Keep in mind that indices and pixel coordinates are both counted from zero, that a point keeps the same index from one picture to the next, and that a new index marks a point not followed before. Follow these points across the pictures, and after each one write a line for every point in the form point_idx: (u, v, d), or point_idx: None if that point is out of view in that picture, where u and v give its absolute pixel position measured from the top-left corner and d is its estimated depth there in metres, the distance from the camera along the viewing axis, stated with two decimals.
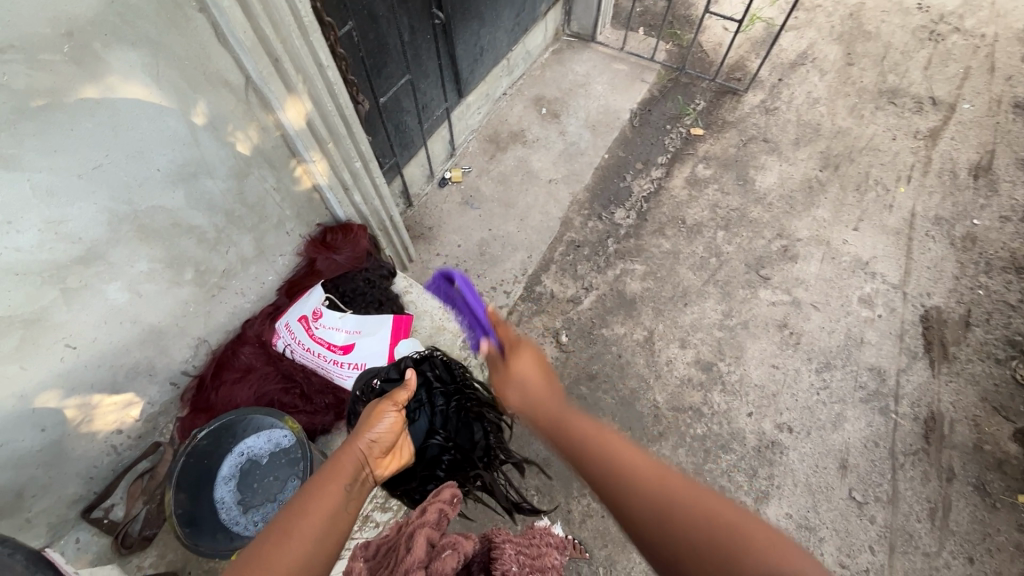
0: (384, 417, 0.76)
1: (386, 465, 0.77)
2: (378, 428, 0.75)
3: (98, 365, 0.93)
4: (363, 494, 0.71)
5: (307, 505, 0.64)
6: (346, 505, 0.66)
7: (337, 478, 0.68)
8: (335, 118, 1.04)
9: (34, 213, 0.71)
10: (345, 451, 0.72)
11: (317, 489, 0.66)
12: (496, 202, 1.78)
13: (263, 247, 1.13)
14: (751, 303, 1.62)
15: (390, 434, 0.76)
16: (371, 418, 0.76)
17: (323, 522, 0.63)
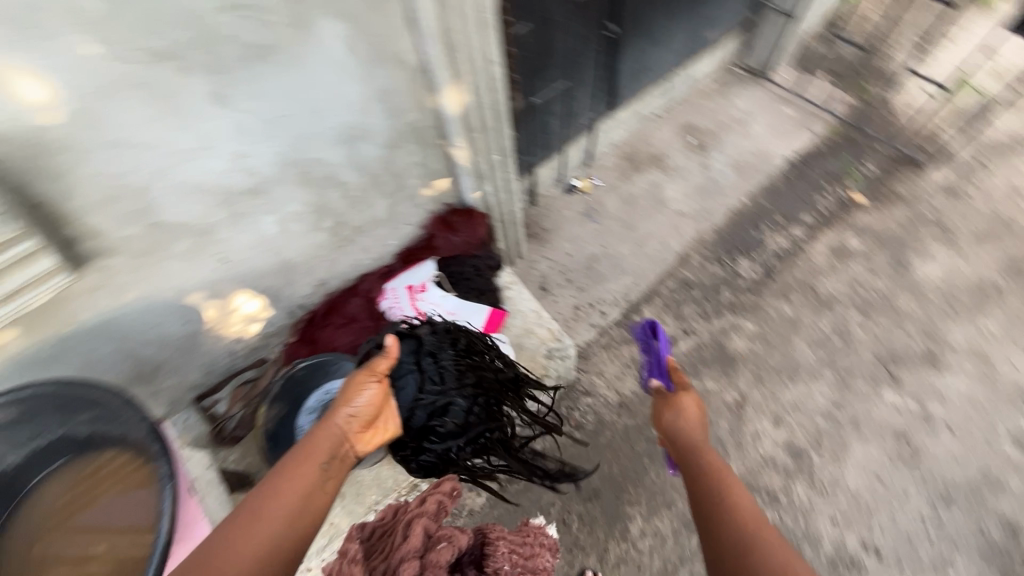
0: (364, 390, 0.83)
1: (367, 438, 0.85)
2: (356, 402, 0.82)
3: (238, 282, 1.07)
4: (341, 470, 0.79)
5: (286, 484, 0.72)
6: (315, 490, 0.73)
7: (312, 459, 0.76)
8: (488, 111, 1.09)
9: (228, 145, 0.83)
10: (319, 432, 0.79)
11: (296, 469, 0.74)
12: (617, 221, 1.75)
13: (394, 213, 1.22)
14: (870, 401, 1.45)
15: (369, 407, 0.83)
16: (349, 394, 0.83)
17: (302, 500, 0.71)
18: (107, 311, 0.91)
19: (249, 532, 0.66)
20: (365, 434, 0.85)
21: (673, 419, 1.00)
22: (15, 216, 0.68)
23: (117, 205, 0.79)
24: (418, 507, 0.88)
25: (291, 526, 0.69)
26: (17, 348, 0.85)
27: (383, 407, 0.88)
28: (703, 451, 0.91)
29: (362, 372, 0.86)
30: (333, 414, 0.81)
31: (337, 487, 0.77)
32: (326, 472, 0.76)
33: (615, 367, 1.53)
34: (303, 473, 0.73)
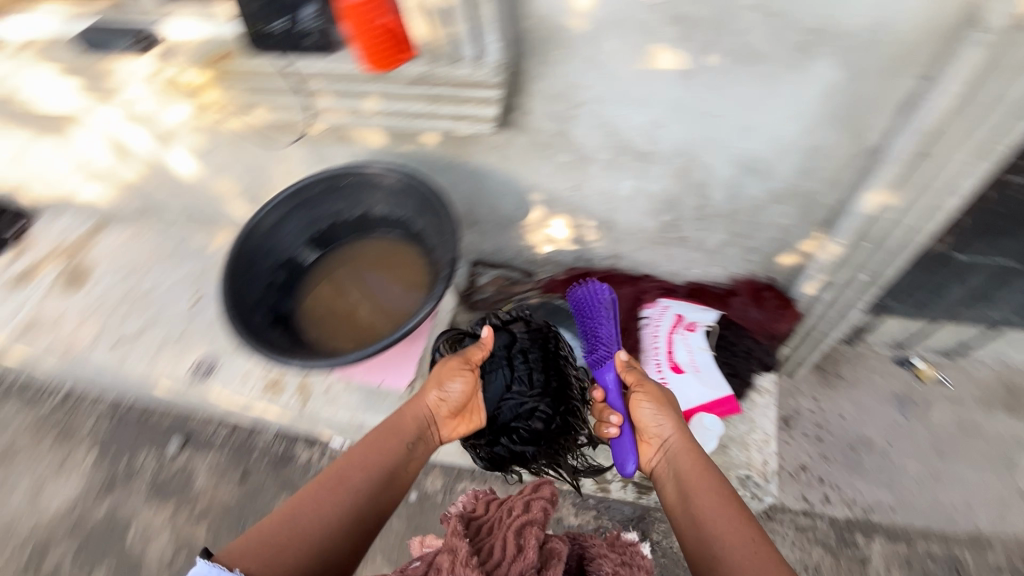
0: (456, 379, 0.90)
1: (454, 425, 0.93)
2: (448, 387, 0.90)
3: (569, 209, 1.20)
4: (428, 447, 0.89)
5: (371, 452, 0.82)
6: (394, 459, 0.83)
7: (398, 435, 0.85)
8: (902, 234, 0.92)
9: (658, 109, 0.92)
10: (410, 406, 0.90)
11: (383, 439, 0.85)
12: (930, 435, 1.37)
13: (720, 250, 1.19)
14: None
15: (461, 394, 0.90)
16: (442, 379, 0.90)
17: (384, 471, 0.81)
18: (488, 165, 1.14)
19: (337, 487, 0.77)
20: (453, 419, 0.92)
21: (648, 416, 0.87)
22: (502, 71, 0.88)
23: (556, 102, 0.95)
24: (522, 511, 0.72)
25: (374, 491, 0.79)
26: (431, 150, 1.13)
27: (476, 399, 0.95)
28: (695, 467, 0.80)
29: (458, 359, 0.93)
30: (425, 396, 0.90)
31: (420, 464, 0.87)
32: (410, 448, 0.85)
33: (791, 556, 1.26)
34: (390, 444, 0.84)
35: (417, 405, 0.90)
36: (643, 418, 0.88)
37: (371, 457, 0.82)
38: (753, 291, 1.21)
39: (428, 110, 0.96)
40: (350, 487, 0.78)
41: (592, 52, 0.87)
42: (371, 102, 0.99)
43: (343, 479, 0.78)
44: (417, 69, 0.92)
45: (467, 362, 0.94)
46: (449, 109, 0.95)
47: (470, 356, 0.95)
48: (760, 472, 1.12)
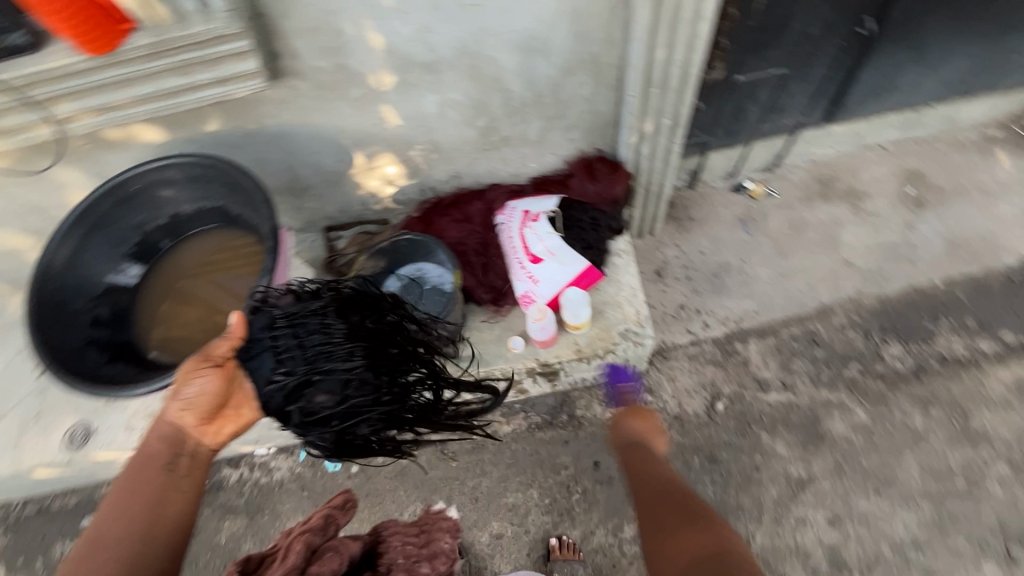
0: (195, 379, 0.79)
1: (219, 428, 0.83)
2: (188, 392, 0.80)
3: (388, 143, 1.17)
4: (197, 463, 0.80)
5: (124, 498, 0.73)
6: (152, 487, 0.75)
7: (152, 463, 0.77)
8: (675, 69, 1.00)
9: (420, 15, 0.89)
10: (153, 432, 0.81)
11: (134, 479, 0.75)
12: (771, 241, 1.57)
13: (544, 138, 1.23)
14: (962, 564, 1.21)
15: (204, 392, 0.80)
16: (182, 383, 0.80)
17: (143, 507, 0.73)
18: (285, 124, 1.07)
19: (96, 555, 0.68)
20: (213, 423, 0.82)
21: (648, 429, 1.26)
22: (238, 17, 0.80)
23: (318, 36, 0.90)
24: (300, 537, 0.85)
25: (141, 534, 0.71)
26: (217, 126, 1.05)
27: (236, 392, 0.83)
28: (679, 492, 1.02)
29: (197, 358, 0.81)
30: (166, 411, 0.81)
31: (196, 478, 0.80)
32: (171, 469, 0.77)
33: (690, 381, 1.43)
34: (142, 477, 0.75)
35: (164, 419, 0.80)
36: (648, 429, 1.26)
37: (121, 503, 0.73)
38: (585, 166, 1.27)
39: (185, 83, 0.88)
40: (106, 548, 0.68)
41: None
42: (116, 93, 0.87)
43: (98, 544, 0.69)
44: (147, 41, 0.82)
45: (210, 359, 0.82)
46: (207, 75, 0.87)
47: (213, 350, 0.83)
48: (637, 321, 1.24)
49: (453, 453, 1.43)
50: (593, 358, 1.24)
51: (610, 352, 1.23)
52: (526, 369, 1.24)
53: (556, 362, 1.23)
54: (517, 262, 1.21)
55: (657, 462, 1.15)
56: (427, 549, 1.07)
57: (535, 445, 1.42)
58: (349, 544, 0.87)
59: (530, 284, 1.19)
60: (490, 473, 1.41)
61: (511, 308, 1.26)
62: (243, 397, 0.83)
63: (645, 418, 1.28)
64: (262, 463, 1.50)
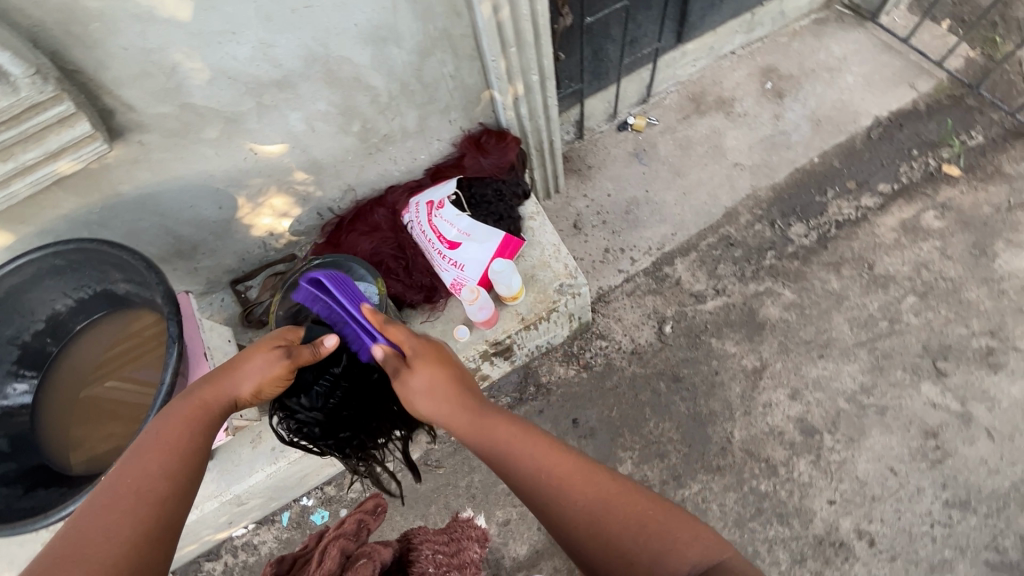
0: (258, 366, 0.78)
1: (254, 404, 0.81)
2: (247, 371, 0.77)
3: (267, 175, 1.12)
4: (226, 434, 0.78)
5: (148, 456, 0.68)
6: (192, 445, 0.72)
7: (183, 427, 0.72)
8: (524, 23, 1.03)
9: (252, 32, 0.85)
10: (210, 391, 0.75)
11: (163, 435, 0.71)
12: (666, 165, 1.65)
13: (424, 127, 1.22)
14: (906, 393, 1.35)
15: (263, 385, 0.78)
16: (245, 363, 0.77)
17: (178, 462, 0.70)
18: (146, 184, 0.99)
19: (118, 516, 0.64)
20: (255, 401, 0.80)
21: (428, 402, 0.80)
22: (46, 78, 0.72)
23: (148, 81, 0.83)
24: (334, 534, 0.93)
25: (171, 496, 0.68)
26: (69, 208, 0.95)
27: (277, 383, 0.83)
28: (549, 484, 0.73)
29: (269, 348, 0.79)
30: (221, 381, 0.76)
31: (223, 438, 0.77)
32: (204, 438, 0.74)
33: (635, 315, 1.49)
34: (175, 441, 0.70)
35: (216, 390, 0.76)
36: (418, 390, 0.80)
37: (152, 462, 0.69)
38: (472, 142, 1.27)
39: (10, 168, 0.77)
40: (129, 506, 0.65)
41: (131, 9, 0.74)
42: None
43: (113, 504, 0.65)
44: None
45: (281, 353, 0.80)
46: (34, 153, 0.77)
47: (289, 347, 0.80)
48: (568, 273, 1.26)
49: (437, 460, 1.41)
50: (539, 321, 1.25)
51: (553, 310, 1.25)
52: (479, 353, 1.24)
53: (506, 338, 1.24)
54: (435, 252, 1.21)
55: (461, 415, 0.79)
56: (456, 558, 1.06)
57: None
58: (383, 552, 0.91)
59: (456, 271, 1.18)
60: (479, 466, 1.40)
61: (447, 299, 1.25)
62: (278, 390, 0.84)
63: (415, 364, 0.81)
64: (244, 542, 1.41)
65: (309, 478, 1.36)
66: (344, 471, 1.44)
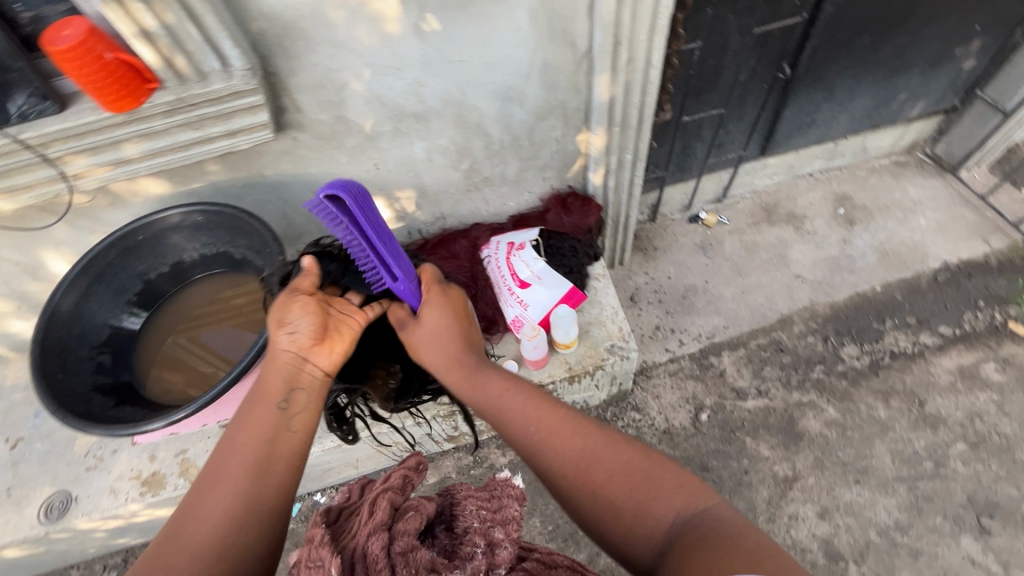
0: (296, 312, 0.81)
1: (330, 345, 0.83)
2: (294, 321, 0.80)
3: (380, 189, 1.27)
4: (309, 398, 0.76)
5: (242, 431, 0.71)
6: (280, 419, 0.73)
7: (268, 400, 0.74)
8: (632, 109, 1.18)
9: (411, 71, 1.02)
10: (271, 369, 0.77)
11: (250, 414, 0.73)
12: (730, 262, 1.73)
13: (520, 178, 1.36)
14: (943, 542, 1.29)
15: (309, 323, 0.81)
16: (284, 316, 0.80)
17: (270, 435, 0.71)
18: (284, 173, 1.16)
19: (213, 487, 0.65)
20: (321, 342, 0.82)
21: (424, 340, 0.89)
22: (254, 74, 0.90)
23: (320, 92, 1.01)
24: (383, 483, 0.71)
25: (255, 476, 0.67)
26: (219, 179, 1.12)
27: (330, 318, 0.85)
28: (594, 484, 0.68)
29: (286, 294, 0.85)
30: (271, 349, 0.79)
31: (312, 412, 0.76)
32: (288, 408, 0.73)
33: (673, 396, 1.52)
34: (258, 415, 0.72)
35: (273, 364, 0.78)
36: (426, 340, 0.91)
37: (248, 437, 0.70)
38: (559, 200, 1.39)
39: (197, 135, 0.95)
40: (223, 480, 0.66)
41: (329, 36, 0.92)
42: (132, 147, 0.93)
43: (216, 475, 0.67)
44: (168, 98, 0.88)
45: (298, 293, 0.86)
46: (218, 128, 0.95)
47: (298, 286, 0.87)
48: (620, 335, 1.32)
49: None
50: (584, 374, 1.31)
51: (600, 367, 1.30)
52: None
53: (550, 382, 1.29)
54: (502, 289, 1.31)
55: (452, 346, 0.87)
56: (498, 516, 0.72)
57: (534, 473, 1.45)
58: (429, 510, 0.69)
59: (519, 308, 1.27)
60: None
61: (503, 333, 1.34)
62: (340, 318, 0.86)
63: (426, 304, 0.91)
64: None
65: (331, 474, 1.42)
66: (363, 477, 1.48)
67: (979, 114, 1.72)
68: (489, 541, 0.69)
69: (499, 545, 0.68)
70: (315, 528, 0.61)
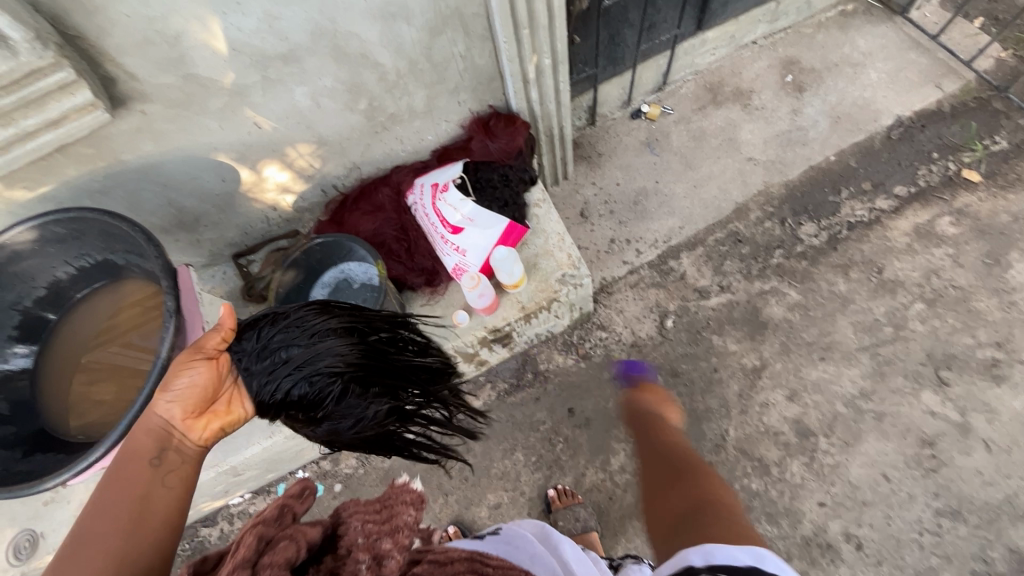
0: (188, 371, 0.72)
1: (205, 423, 0.72)
2: (180, 382, 0.71)
3: (271, 149, 1.10)
4: (188, 459, 0.69)
5: (109, 495, 0.61)
6: (152, 479, 0.64)
7: (136, 458, 0.65)
8: (539, 4, 1.00)
9: (257, 3, 0.82)
10: (138, 437, 0.68)
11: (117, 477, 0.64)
12: (678, 156, 1.61)
13: (432, 107, 1.20)
14: (906, 400, 1.34)
15: (198, 386, 0.72)
16: (169, 377, 0.72)
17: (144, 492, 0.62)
18: (150, 155, 0.98)
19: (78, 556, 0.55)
20: (203, 417, 0.72)
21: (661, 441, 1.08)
22: (45, 43, 0.70)
23: (151, 49, 0.82)
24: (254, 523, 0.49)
25: (130, 533, 0.58)
26: (71, 176, 0.95)
27: (225, 389, 0.75)
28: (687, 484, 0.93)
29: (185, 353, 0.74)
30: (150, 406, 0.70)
31: (188, 472, 0.68)
32: (161, 465, 0.66)
33: (636, 308, 1.48)
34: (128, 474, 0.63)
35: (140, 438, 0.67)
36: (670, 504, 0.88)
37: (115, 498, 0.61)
38: (479, 125, 1.25)
39: (11, 134, 0.77)
40: (91, 548, 0.56)
41: None
42: None
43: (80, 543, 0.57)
44: None
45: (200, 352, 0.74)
46: (35, 119, 0.77)
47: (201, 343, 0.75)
48: (571, 262, 1.24)
49: None
50: (540, 310, 1.25)
51: (555, 299, 1.24)
52: (479, 339, 1.23)
53: (505, 325, 1.23)
54: (435, 238, 1.20)
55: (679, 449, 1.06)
56: (389, 525, 0.51)
57: (509, 411, 1.43)
58: (314, 535, 0.48)
59: (457, 256, 1.17)
60: (473, 450, 1.41)
61: (448, 283, 1.25)
62: (233, 394, 0.75)
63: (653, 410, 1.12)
64: (240, 511, 1.44)
65: (305, 453, 1.38)
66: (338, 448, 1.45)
67: None
68: (380, 556, 0.48)
69: (388, 558, 0.48)
70: None
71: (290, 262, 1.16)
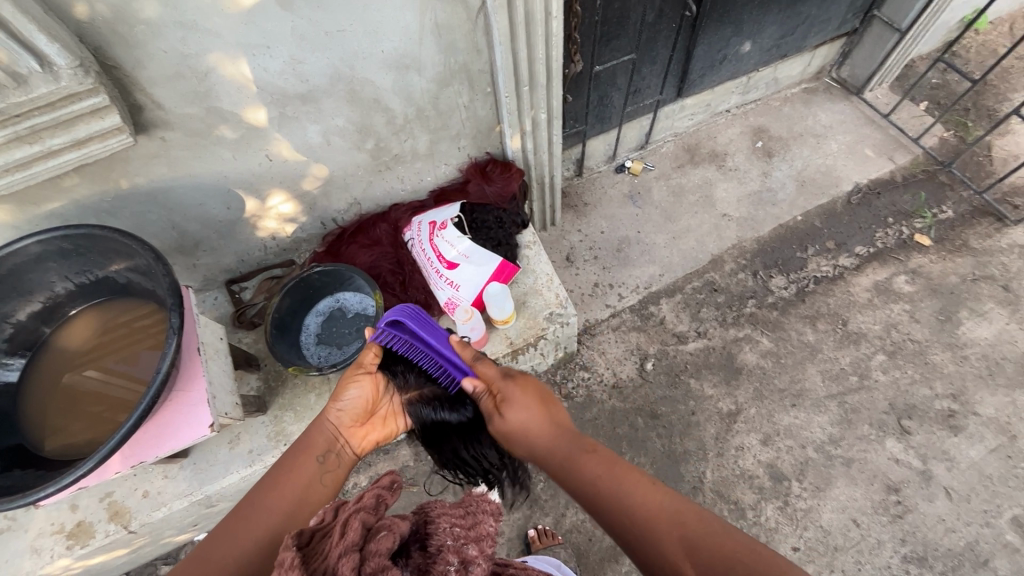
0: (352, 388, 0.85)
1: (364, 433, 0.88)
2: (346, 397, 0.85)
3: (279, 180, 1.15)
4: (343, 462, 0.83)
5: (281, 482, 0.77)
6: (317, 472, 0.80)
7: (309, 454, 0.81)
8: (539, 65, 1.10)
9: (285, 48, 0.90)
10: (315, 428, 0.84)
11: (293, 467, 0.79)
12: (659, 209, 1.72)
13: (434, 151, 1.28)
14: (871, 447, 1.40)
15: (361, 400, 0.86)
16: (340, 388, 0.86)
17: (302, 486, 0.77)
18: (162, 179, 1.02)
19: (248, 522, 0.72)
20: (364, 425, 0.88)
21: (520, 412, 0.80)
22: (87, 71, 0.75)
23: (182, 83, 0.88)
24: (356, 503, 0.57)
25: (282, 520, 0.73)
26: (83, 195, 0.97)
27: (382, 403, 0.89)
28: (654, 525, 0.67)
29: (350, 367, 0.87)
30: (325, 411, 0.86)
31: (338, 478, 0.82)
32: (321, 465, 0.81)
33: (618, 350, 1.54)
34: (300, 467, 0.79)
35: (316, 435, 0.83)
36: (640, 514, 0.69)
37: (282, 488, 0.76)
38: (477, 170, 1.33)
39: (36, 151, 0.80)
40: (257, 519, 0.72)
41: (175, 16, 0.79)
42: None
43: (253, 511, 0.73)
44: None
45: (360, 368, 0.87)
46: (61, 139, 0.80)
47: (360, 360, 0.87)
48: (559, 301, 1.30)
49: (412, 479, 1.41)
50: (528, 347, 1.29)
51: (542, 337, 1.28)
52: None
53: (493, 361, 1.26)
54: (429, 273, 1.26)
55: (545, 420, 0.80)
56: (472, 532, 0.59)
57: None
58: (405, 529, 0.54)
59: (451, 291, 1.22)
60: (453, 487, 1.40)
61: (438, 317, 1.30)
62: (389, 411, 0.90)
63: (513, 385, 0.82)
64: None
65: None
66: None
67: (878, 34, 1.75)
68: (465, 559, 0.55)
69: (473, 563, 0.55)
70: (285, 552, 0.48)
71: (286, 290, 1.16)
